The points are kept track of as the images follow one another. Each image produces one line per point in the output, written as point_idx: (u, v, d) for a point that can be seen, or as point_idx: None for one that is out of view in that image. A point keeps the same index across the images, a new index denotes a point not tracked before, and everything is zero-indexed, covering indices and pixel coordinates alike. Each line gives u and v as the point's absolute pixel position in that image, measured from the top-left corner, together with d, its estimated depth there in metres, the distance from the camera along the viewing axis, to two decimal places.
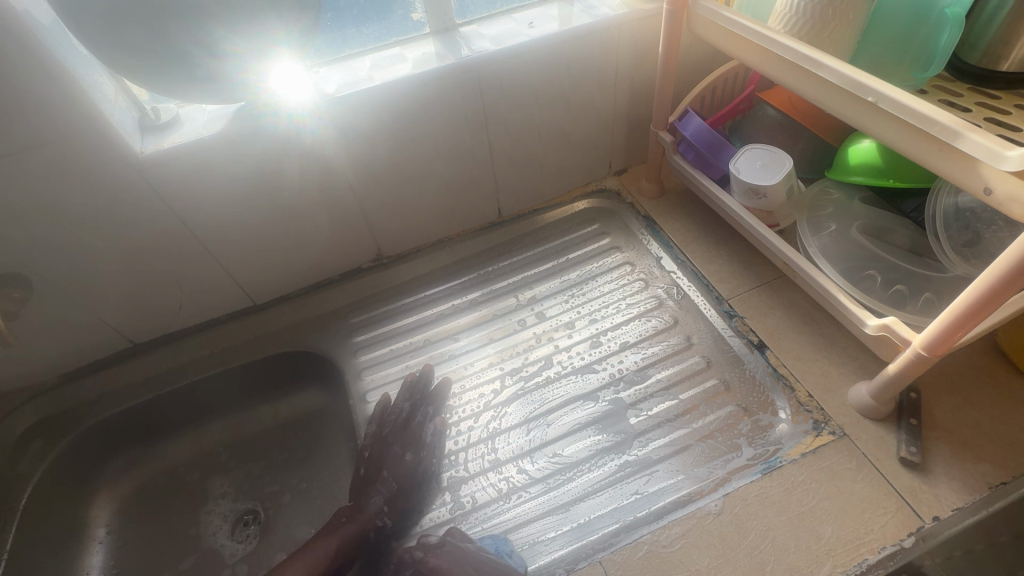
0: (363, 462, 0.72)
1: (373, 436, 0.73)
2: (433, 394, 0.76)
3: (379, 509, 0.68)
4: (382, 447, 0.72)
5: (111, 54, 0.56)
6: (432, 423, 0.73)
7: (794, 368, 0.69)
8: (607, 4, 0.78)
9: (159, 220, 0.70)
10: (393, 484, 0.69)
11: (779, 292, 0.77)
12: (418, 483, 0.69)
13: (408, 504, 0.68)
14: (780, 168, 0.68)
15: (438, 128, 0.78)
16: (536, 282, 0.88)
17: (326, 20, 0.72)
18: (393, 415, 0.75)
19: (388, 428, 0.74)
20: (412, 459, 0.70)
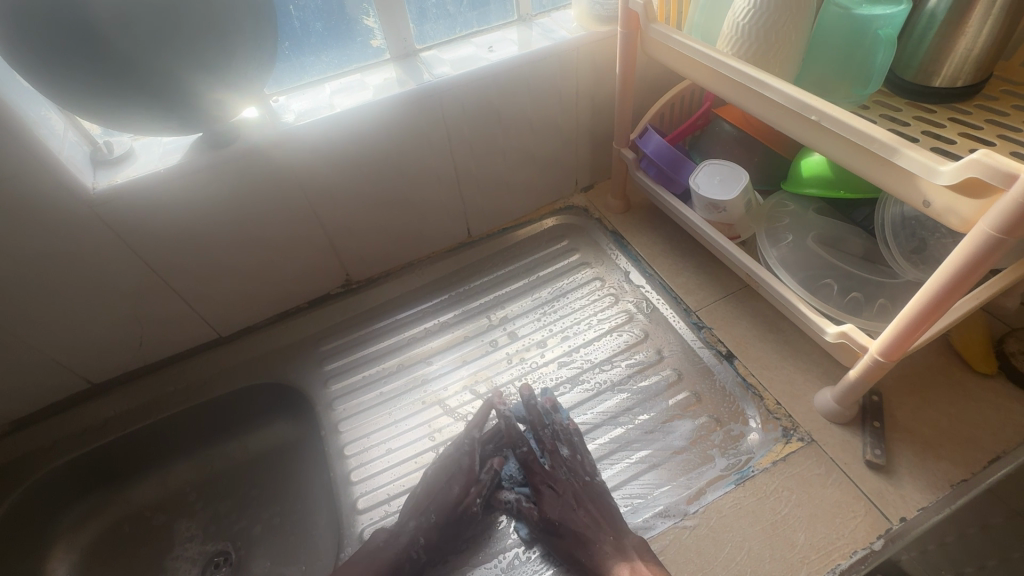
0: (410, 492, 0.67)
1: (432, 464, 0.69)
2: None
3: (415, 540, 0.64)
4: (438, 479, 0.68)
5: (55, 90, 0.55)
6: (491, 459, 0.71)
7: (762, 377, 0.70)
8: (564, 28, 0.79)
9: (115, 255, 0.68)
10: (434, 516, 0.65)
11: (744, 301, 0.78)
12: (463, 521, 0.66)
13: (443, 542, 0.65)
14: (737, 182, 0.70)
15: (403, 152, 0.78)
16: (521, 303, 0.87)
17: (284, 49, 0.71)
18: (450, 444, 0.71)
19: (443, 454, 0.70)
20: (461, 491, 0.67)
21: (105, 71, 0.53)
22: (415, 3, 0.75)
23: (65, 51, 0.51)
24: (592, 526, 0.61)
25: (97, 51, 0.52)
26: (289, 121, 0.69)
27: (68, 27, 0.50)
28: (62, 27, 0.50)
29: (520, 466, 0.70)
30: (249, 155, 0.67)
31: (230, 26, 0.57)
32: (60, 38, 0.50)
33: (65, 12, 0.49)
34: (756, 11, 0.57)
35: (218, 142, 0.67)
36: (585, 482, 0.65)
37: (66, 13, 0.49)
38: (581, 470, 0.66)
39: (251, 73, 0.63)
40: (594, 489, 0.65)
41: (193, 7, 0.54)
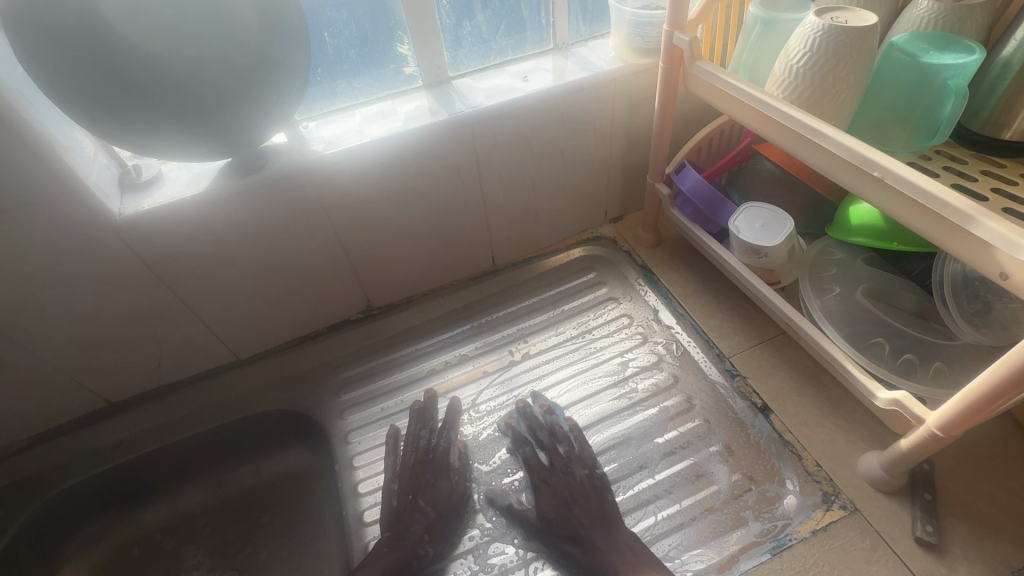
0: (394, 493, 0.69)
1: (401, 466, 0.72)
2: (420, 412, 0.76)
3: (420, 537, 0.66)
4: (414, 478, 0.70)
5: (85, 119, 0.54)
6: (456, 448, 0.74)
7: (800, 435, 0.66)
8: (601, 58, 0.77)
9: (139, 280, 0.68)
10: (431, 513, 0.68)
11: (782, 350, 0.74)
12: (453, 511, 0.68)
13: (449, 530, 0.67)
14: (781, 228, 0.66)
15: (430, 180, 0.76)
16: (524, 318, 0.87)
17: (317, 75, 0.70)
18: (414, 444, 0.73)
19: (411, 458, 0.72)
20: (446, 485, 0.70)
21: (133, 101, 0.53)
22: (451, 32, 0.73)
23: (94, 81, 0.50)
24: (592, 524, 0.64)
25: (123, 82, 0.51)
26: (317, 150, 0.68)
27: (97, 56, 0.49)
28: (93, 58, 0.49)
29: (524, 468, 0.71)
30: (279, 181, 0.66)
31: (257, 58, 0.56)
32: (90, 68, 0.50)
33: (95, 40, 0.48)
34: (813, 54, 0.54)
35: (247, 169, 0.66)
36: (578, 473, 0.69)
37: (97, 43, 0.49)
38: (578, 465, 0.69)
39: (278, 102, 0.62)
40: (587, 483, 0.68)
41: (219, 37, 0.53)
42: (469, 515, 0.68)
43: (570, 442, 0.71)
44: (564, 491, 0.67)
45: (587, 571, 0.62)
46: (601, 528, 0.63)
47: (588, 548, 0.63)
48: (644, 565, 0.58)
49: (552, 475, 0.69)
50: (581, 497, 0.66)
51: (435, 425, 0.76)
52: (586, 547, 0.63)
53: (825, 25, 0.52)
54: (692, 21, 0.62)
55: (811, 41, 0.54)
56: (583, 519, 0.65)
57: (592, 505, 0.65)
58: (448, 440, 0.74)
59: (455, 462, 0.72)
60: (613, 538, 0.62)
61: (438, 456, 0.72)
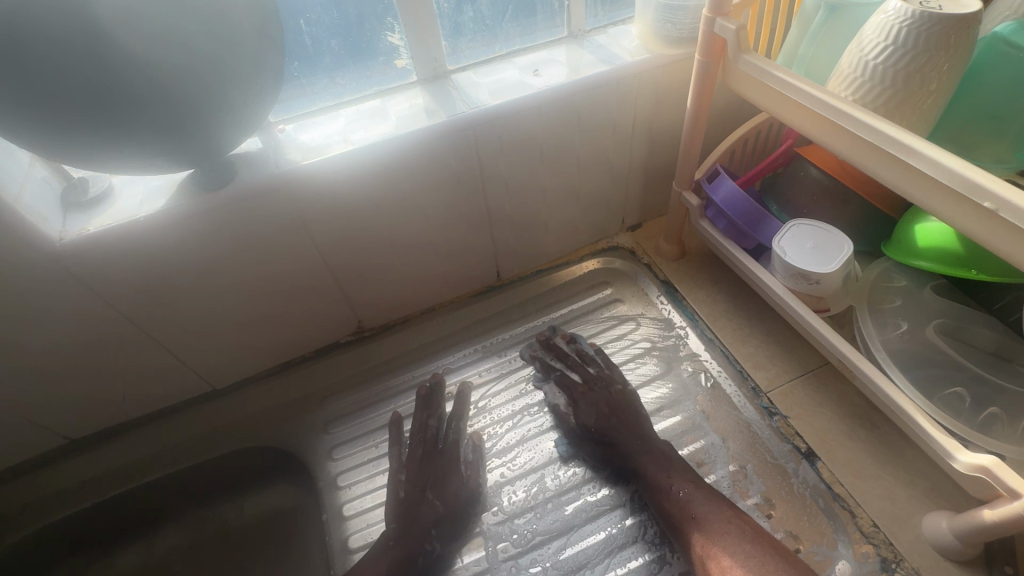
0: (400, 484, 0.66)
1: (407, 458, 0.68)
2: (429, 398, 0.72)
3: (426, 533, 0.62)
4: (422, 469, 0.67)
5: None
6: (467, 440, 0.70)
7: (853, 487, 0.58)
8: (623, 48, 0.67)
9: (90, 311, 0.59)
10: (439, 506, 0.64)
11: (827, 385, 0.65)
12: (463, 509, 0.64)
13: (456, 528, 0.63)
14: (837, 252, 0.57)
15: (425, 190, 0.66)
16: (534, 329, 0.80)
17: (293, 70, 0.60)
18: (421, 433, 0.70)
19: (419, 449, 0.69)
20: (456, 480, 0.66)
21: (57, 101, 0.42)
22: (449, 18, 0.63)
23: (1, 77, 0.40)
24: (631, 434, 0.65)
25: (39, 77, 0.40)
26: (294, 159, 0.58)
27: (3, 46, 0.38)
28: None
29: (544, 519, 0.63)
30: (252, 196, 0.57)
31: (213, 47, 0.45)
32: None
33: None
34: None
35: (210, 182, 0.56)
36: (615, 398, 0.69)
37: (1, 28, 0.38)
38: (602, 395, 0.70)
39: (245, 102, 0.51)
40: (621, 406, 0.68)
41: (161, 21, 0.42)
42: (479, 517, 0.64)
43: (599, 363, 0.73)
44: (600, 403, 0.69)
45: (618, 461, 0.65)
46: (637, 433, 0.65)
47: (625, 445, 0.65)
48: (677, 478, 0.60)
49: (592, 389, 0.70)
50: (616, 410, 0.68)
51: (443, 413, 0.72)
52: (614, 441, 0.66)
53: (915, 12, 0.43)
54: (737, 5, 0.52)
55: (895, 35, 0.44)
56: (614, 428, 0.66)
57: (618, 417, 0.67)
58: (455, 428, 0.71)
59: (466, 453, 0.69)
60: (650, 446, 0.64)
61: (448, 447, 0.69)
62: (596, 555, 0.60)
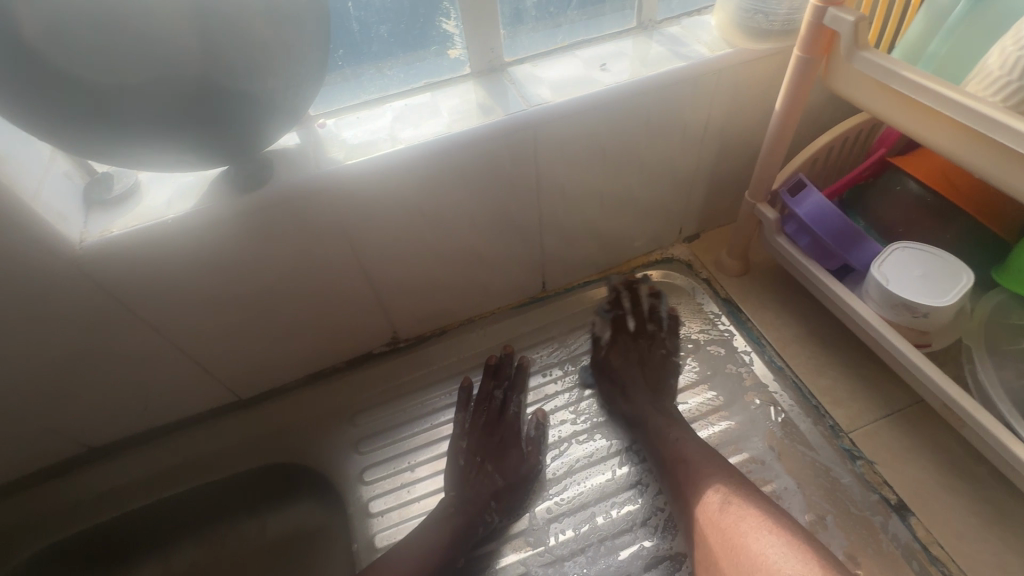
0: (460, 452, 0.64)
1: (472, 426, 0.66)
2: (499, 368, 0.70)
3: (486, 504, 0.61)
4: (485, 440, 0.65)
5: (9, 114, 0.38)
6: (530, 416, 0.68)
7: (954, 551, 0.51)
8: (700, 41, 0.60)
9: (111, 317, 0.54)
10: (498, 480, 0.62)
11: (920, 429, 0.58)
12: (521, 483, 0.62)
13: (515, 502, 0.62)
14: (951, 282, 0.49)
15: (475, 192, 0.60)
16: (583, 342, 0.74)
17: (338, 58, 0.55)
18: (487, 402, 0.68)
19: (481, 419, 0.67)
20: (517, 455, 0.64)
21: (75, 82, 0.36)
22: (510, 4, 0.56)
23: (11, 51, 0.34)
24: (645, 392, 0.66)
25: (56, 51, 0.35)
26: (336, 158, 0.52)
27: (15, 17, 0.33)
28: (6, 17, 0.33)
29: (597, 559, 0.57)
30: (288, 199, 0.51)
31: (254, 31, 0.39)
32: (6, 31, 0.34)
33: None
34: None
35: (245, 182, 0.51)
36: (652, 359, 0.69)
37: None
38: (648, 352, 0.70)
39: (286, 93, 0.45)
40: (658, 364, 0.69)
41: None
42: (538, 492, 0.62)
43: (663, 324, 0.71)
44: (635, 360, 0.69)
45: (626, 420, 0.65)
46: (647, 390, 0.66)
47: (634, 402, 0.65)
48: (676, 428, 0.61)
49: (637, 341, 0.71)
50: (654, 367, 0.68)
51: (508, 384, 0.69)
52: (628, 399, 0.66)
53: None
54: None
55: None
56: (632, 379, 0.67)
57: (644, 372, 0.68)
58: (513, 400, 0.69)
59: (529, 428, 0.67)
60: (657, 402, 0.65)
61: (508, 421, 0.67)
62: None
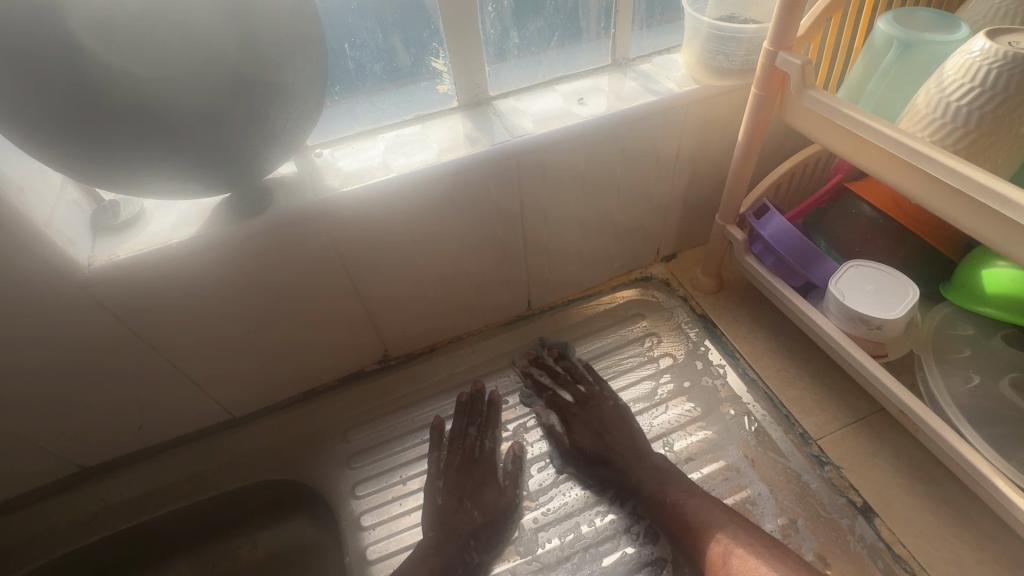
0: (437, 491, 0.65)
1: (446, 464, 0.68)
2: (470, 405, 0.72)
3: (465, 543, 0.62)
4: (460, 478, 0.66)
5: (27, 145, 0.41)
6: (507, 451, 0.69)
7: (916, 549, 0.54)
8: (669, 77, 0.65)
9: (113, 338, 0.56)
10: (477, 517, 0.63)
11: (883, 434, 0.62)
12: (501, 517, 0.64)
13: (494, 538, 0.62)
14: (900, 296, 0.54)
15: (462, 216, 0.63)
16: (564, 359, 0.77)
17: (334, 94, 0.59)
18: (461, 440, 0.69)
19: (457, 456, 0.68)
20: (494, 490, 0.65)
21: (83, 121, 0.39)
22: (494, 44, 0.61)
23: (29, 90, 0.37)
24: (618, 449, 0.66)
25: (68, 93, 0.37)
26: (332, 185, 0.56)
27: (29, 59, 0.36)
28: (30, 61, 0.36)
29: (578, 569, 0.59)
30: (286, 224, 0.54)
31: (252, 73, 0.42)
32: (22, 75, 0.36)
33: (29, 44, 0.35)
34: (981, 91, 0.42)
35: (247, 207, 0.54)
36: (618, 414, 0.69)
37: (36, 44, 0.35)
38: (614, 410, 0.69)
39: (284, 127, 0.48)
40: (624, 420, 0.68)
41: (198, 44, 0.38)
42: (516, 526, 0.63)
43: (589, 380, 0.73)
44: (594, 421, 0.69)
45: (619, 487, 0.64)
46: (629, 451, 0.65)
47: (618, 466, 0.64)
48: (672, 490, 0.60)
49: (584, 409, 0.70)
50: (622, 436, 0.67)
51: (481, 421, 0.71)
52: (609, 466, 0.65)
53: (1007, 54, 0.41)
54: (800, 39, 0.51)
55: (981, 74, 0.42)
56: (603, 448, 0.66)
57: (610, 434, 0.67)
58: (487, 435, 0.70)
59: (506, 463, 0.68)
60: (641, 458, 0.64)
61: (483, 454, 0.69)
62: None
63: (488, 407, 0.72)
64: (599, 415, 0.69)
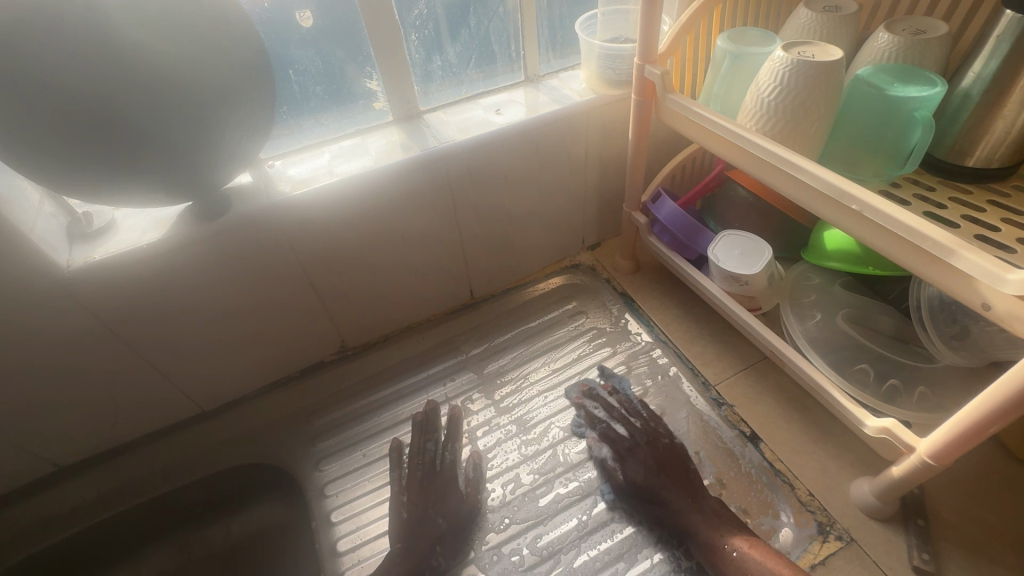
0: (403, 505, 0.69)
1: (408, 479, 0.71)
2: (425, 423, 0.76)
3: (432, 548, 0.65)
4: (422, 489, 0.70)
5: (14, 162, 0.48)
6: (467, 460, 0.73)
7: (791, 463, 0.65)
8: (572, 89, 0.77)
9: (91, 337, 0.63)
10: (442, 523, 0.67)
11: (767, 375, 0.74)
12: (464, 523, 0.67)
13: (459, 542, 0.66)
14: (759, 256, 0.67)
15: (403, 213, 0.73)
16: (503, 339, 0.86)
17: (282, 113, 0.68)
18: (420, 456, 0.73)
19: (418, 471, 0.72)
20: (456, 498, 0.69)
21: (70, 142, 0.47)
22: (421, 67, 0.72)
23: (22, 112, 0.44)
24: (676, 491, 0.65)
25: (58, 119, 0.46)
26: (284, 190, 0.65)
27: (22, 86, 0.43)
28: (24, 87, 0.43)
29: (522, 507, 0.68)
30: (245, 224, 0.63)
31: (211, 91, 0.51)
32: (16, 105, 0.44)
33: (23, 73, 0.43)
34: (783, 87, 0.54)
35: (208, 211, 0.62)
36: (676, 453, 0.68)
37: (29, 77, 0.43)
38: (667, 448, 0.69)
39: (240, 143, 0.57)
40: (681, 458, 0.68)
41: (165, 75, 0.48)
42: (480, 530, 0.67)
43: (646, 416, 0.73)
44: (646, 457, 0.68)
45: (678, 534, 0.63)
46: (686, 495, 0.64)
47: (675, 509, 0.64)
48: (727, 534, 0.59)
49: (637, 449, 0.69)
50: (673, 466, 0.67)
51: (440, 436, 0.75)
52: (671, 509, 0.64)
53: (793, 61, 0.53)
54: (661, 55, 0.63)
55: (780, 76, 0.54)
56: (659, 488, 0.66)
57: (670, 479, 0.66)
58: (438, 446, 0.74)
59: (468, 471, 0.72)
60: (696, 504, 0.63)
61: (444, 466, 0.72)
62: (568, 540, 0.64)
63: (446, 423, 0.76)
64: (646, 456, 0.69)
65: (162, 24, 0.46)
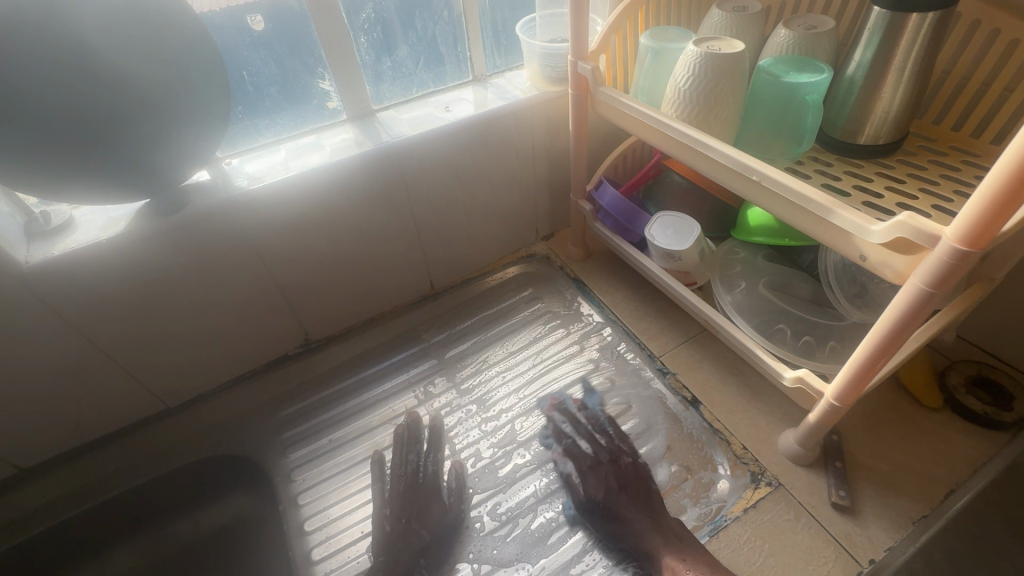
0: (385, 518, 0.69)
1: (391, 494, 0.71)
2: (408, 437, 0.76)
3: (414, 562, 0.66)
4: (405, 503, 0.71)
5: None
6: (450, 469, 0.73)
7: (728, 421, 0.71)
8: (517, 87, 0.83)
9: (51, 334, 0.64)
10: (425, 536, 0.68)
11: (706, 345, 0.80)
12: (448, 535, 0.67)
13: (441, 554, 0.66)
14: (690, 233, 0.73)
15: (359, 207, 0.76)
16: (462, 326, 0.90)
17: (237, 113, 0.71)
18: (401, 468, 0.74)
19: (400, 484, 0.73)
20: (438, 509, 0.70)
21: (25, 143, 0.49)
22: (371, 68, 0.76)
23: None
24: (636, 506, 0.65)
25: (19, 117, 0.48)
26: (241, 185, 0.68)
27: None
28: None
29: (483, 476, 0.72)
30: (203, 220, 0.65)
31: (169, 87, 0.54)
32: None
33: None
34: (696, 78, 0.61)
35: (167, 207, 0.64)
36: (642, 475, 0.68)
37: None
38: (638, 469, 0.69)
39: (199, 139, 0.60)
40: (646, 483, 0.67)
41: (124, 73, 0.51)
42: (464, 541, 0.67)
43: (612, 435, 0.73)
44: (612, 477, 0.69)
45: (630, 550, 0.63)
46: (645, 513, 0.64)
47: (631, 525, 0.64)
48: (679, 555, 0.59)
49: (602, 463, 0.70)
50: (632, 485, 0.68)
51: (422, 448, 0.76)
52: (625, 525, 0.65)
53: (701, 53, 0.60)
54: (592, 53, 0.69)
55: (693, 67, 0.61)
56: (624, 506, 0.66)
57: (631, 496, 0.66)
58: (414, 449, 0.76)
59: (450, 482, 0.72)
60: (656, 523, 0.63)
61: (427, 479, 0.73)
62: (525, 506, 0.68)
63: (428, 435, 0.77)
64: (608, 475, 0.69)
65: (120, 24, 0.50)
